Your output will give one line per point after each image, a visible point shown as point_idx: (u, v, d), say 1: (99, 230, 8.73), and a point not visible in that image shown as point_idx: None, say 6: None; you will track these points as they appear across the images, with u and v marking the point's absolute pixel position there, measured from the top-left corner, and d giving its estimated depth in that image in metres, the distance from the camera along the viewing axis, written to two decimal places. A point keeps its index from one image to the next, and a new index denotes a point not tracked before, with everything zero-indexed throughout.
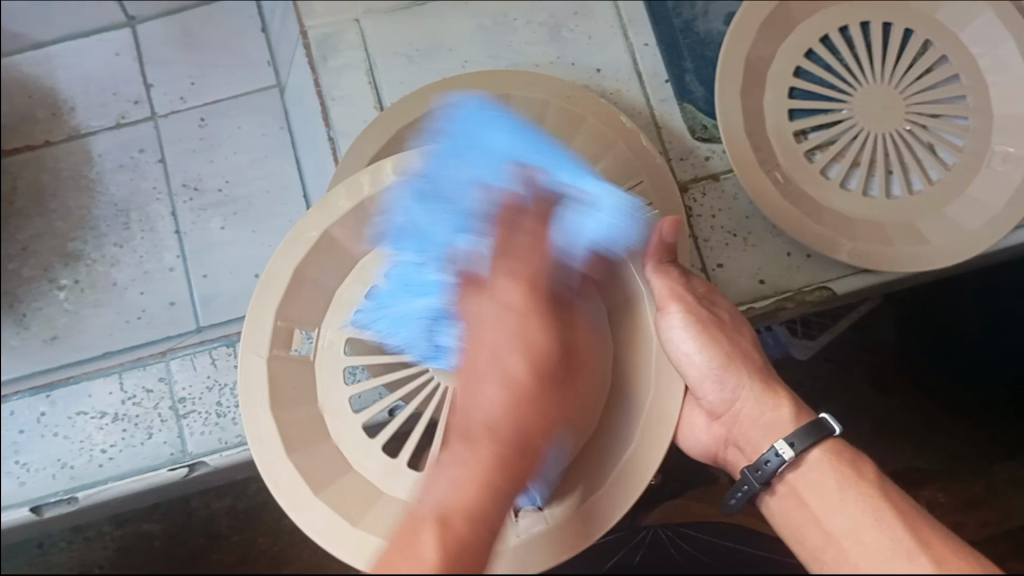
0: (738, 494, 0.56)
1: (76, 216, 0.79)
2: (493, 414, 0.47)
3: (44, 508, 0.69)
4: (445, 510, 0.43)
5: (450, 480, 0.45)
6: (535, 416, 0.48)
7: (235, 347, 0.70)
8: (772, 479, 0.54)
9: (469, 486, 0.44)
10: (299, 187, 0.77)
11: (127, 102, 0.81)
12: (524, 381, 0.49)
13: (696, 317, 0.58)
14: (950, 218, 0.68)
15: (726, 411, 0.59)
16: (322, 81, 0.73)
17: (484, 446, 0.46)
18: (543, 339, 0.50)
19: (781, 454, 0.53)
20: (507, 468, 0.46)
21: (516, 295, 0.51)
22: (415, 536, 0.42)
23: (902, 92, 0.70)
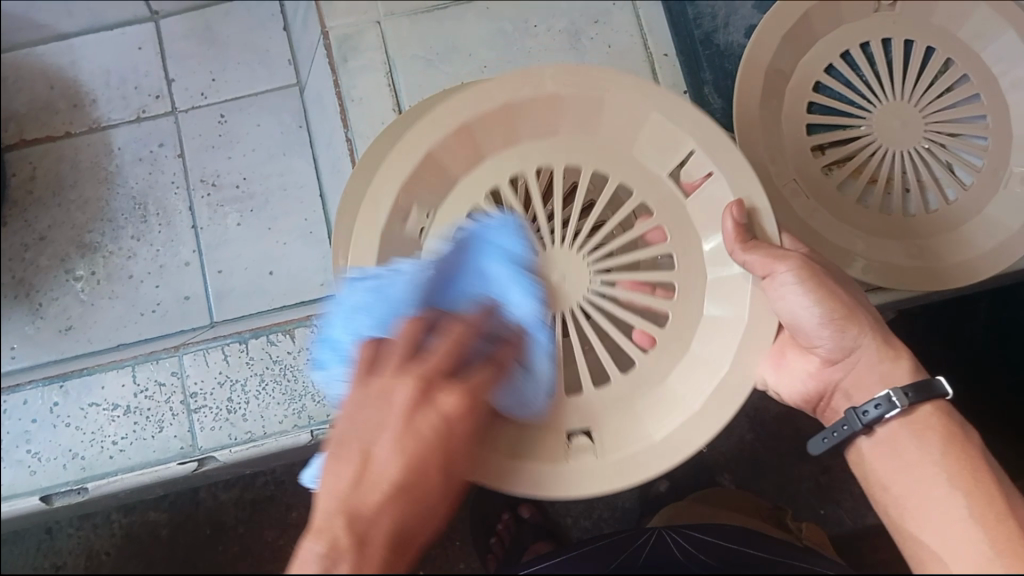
0: (832, 436, 0.52)
1: (95, 208, 0.80)
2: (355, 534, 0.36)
3: (54, 498, 0.70)
4: None
5: None
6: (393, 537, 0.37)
7: (247, 344, 0.69)
8: (875, 424, 0.51)
9: None
10: (316, 186, 0.78)
11: (148, 96, 0.82)
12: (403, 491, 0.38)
13: (808, 269, 0.52)
14: (965, 240, 0.69)
15: (842, 356, 0.54)
16: (341, 81, 0.73)
17: (364, 557, 0.36)
18: (450, 446, 0.40)
19: (896, 400, 0.49)
20: None
21: (451, 409, 0.41)
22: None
23: (921, 110, 0.70)
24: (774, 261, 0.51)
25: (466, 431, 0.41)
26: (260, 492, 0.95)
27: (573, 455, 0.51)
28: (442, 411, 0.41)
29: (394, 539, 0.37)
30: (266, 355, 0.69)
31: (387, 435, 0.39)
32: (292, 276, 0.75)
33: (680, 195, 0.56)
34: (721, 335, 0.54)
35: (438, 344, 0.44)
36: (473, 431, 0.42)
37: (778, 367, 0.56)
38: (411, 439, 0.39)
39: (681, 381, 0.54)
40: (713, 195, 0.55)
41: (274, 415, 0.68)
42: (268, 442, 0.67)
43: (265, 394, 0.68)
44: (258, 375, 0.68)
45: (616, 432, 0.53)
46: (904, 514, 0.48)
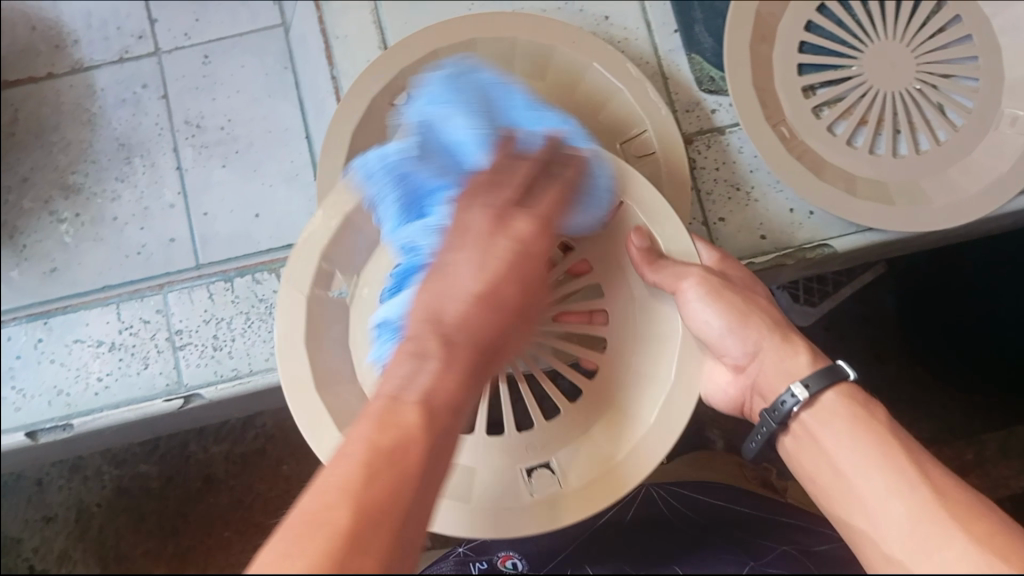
0: (758, 437, 0.57)
1: (77, 149, 0.79)
2: (449, 339, 0.41)
3: (39, 434, 0.70)
4: (426, 399, 0.38)
5: (418, 382, 0.39)
6: (490, 336, 0.42)
7: (232, 283, 0.72)
8: (789, 420, 0.54)
9: (442, 388, 0.39)
10: (301, 128, 0.76)
11: (131, 37, 0.80)
12: (491, 303, 0.42)
13: (709, 285, 0.55)
14: (954, 180, 0.68)
15: (752, 351, 0.57)
16: (326, 19, 0.74)
17: (460, 356, 0.41)
18: (527, 270, 0.45)
19: (796, 395, 0.53)
20: (469, 375, 0.41)
21: (520, 241, 0.45)
22: (388, 424, 0.37)
23: (912, 51, 0.70)
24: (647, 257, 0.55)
25: (541, 253, 0.46)
26: (250, 447, 0.96)
27: (537, 490, 0.55)
28: (516, 235, 0.45)
29: (483, 346, 0.42)
30: (251, 293, 0.71)
31: (469, 255, 0.44)
32: (278, 216, 0.75)
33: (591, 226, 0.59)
34: (653, 347, 0.57)
35: (508, 163, 0.49)
36: (547, 255, 0.47)
37: (707, 376, 0.61)
38: (490, 304, 0.42)
39: (634, 404, 0.56)
40: (625, 222, 0.58)
41: (260, 352, 0.69)
42: (254, 379, 0.69)
43: (251, 331, 0.70)
44: (244, 313, 0.70)
45: (575, 454, 0.56)
46: (835, 501, 0.51)
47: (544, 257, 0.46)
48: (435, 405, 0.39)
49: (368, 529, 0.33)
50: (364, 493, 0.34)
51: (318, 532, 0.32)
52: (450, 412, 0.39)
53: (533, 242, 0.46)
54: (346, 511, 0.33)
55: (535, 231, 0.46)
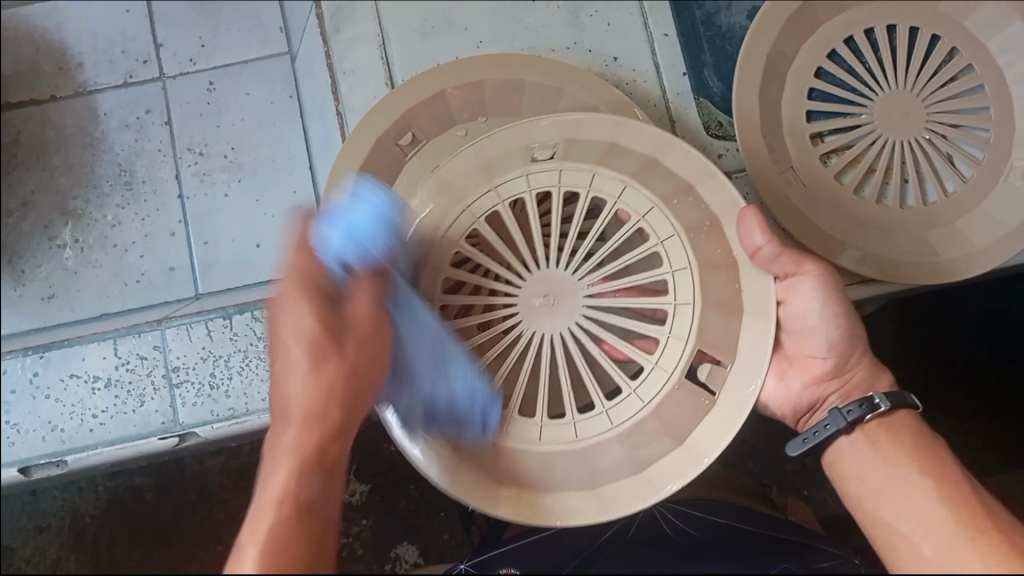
0: (818, 431, 0.53)
1: (79, 173, 0.78)
2: (297, 421, 0.44)
3: (33, 469, 0.71)
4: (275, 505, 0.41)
5: (273, 475, 0.43)
6: (337, 386, 0.45)
7: (232, 320, 0.70)
8: (857, 425, 0.52)
9: (286, 478, 0.42)
10: (305, 159, 0.76)
11: (135, 61, 0.79)
12: (319, 351, 0.45)
13: (826, 284, 0.54)
14: (961, 233, 0.67)
15: (838, 373, 0.56)
16: (333, 54, 0.73)
17: (300, 436, 0.44)
18: (356, 318, 0.47)
19: (875, 402, 0.52)
20: (321, 437, 0.44)
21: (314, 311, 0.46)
22: (248, 545, 0.39)
23: (923, 101, 0.69)
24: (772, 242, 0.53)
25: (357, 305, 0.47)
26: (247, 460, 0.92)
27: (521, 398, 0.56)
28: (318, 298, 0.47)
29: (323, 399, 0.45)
30: (250, 330, 0.70)
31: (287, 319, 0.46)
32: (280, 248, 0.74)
33: (705, 402, 0.53)
34: (710, 238, 0.54)
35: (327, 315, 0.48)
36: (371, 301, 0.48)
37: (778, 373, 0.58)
38: (329, 357, 0.45)
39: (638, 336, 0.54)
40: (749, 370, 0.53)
41: (257, 393, 0.69)
42: (250, 420, 0.69)
43: (248, 370, 0.69)
44: (242, 351, 0.70)
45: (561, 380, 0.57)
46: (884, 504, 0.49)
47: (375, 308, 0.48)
48: (299, 497, 0.41)
49: None
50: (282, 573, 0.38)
51: None
52: (317, 490, 0.43)
53: (320, 305, 0.47)
54: None
55: (360, 295, 0.48)
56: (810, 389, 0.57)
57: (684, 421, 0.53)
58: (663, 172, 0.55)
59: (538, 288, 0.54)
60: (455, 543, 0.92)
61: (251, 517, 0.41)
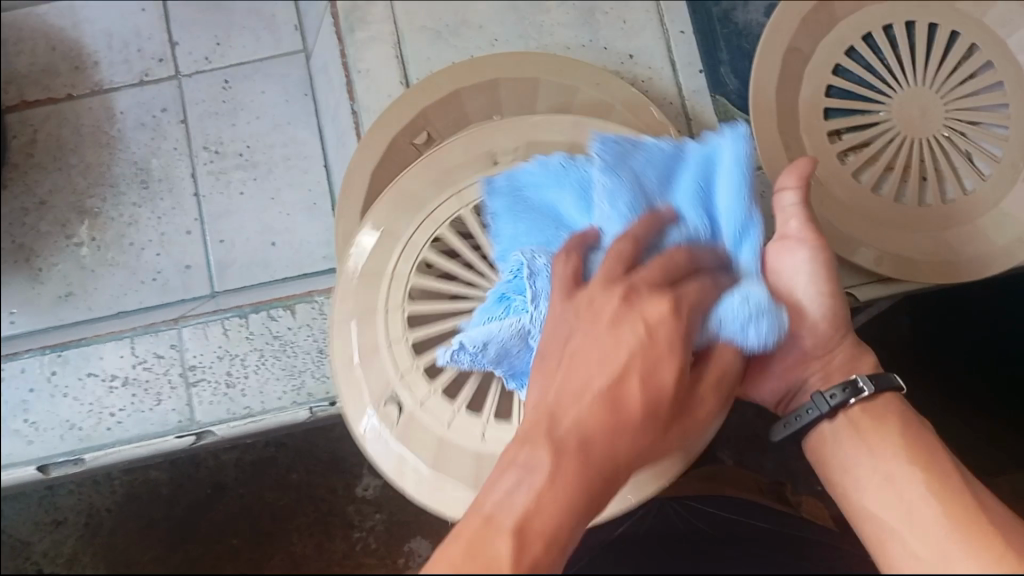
0: (797, 418, 0.51)
1: (95, 173, 0.78)
2: (559, 447, 0.36)
3: (51, 467, 0.71)
4: (528, 516, 0.33)
5: (527, 480, 0.35)
6: (623, 449, 0.37)
7: (247, 319, 0.71)
8: (840, 410, 0.49)
9: (554, 493, 0.34)
10: (320, 158, 0.76)
11: (151, 60, 0.80)
12: (620, 416, 0.37)
13: (821, 258, 0.48)
14: (981, 232, 0.67)
15: (824, 352, 0.51)
16: (348, 53, 0.73)
17: (564, 463, 0.35)
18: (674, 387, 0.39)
19: (860, 385, 0.49)
20: (591, 487, 0.35)
21: (664, 393, 0.38)
22: (493, 523, 0.33)
23: (942, 97, 0.68)
24: (799, 220, 0.48)
25: (667, 348, 0.39)
26: (261, 454, 0.89)
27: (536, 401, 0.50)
28: (640, 323, 0.39)
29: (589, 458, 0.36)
30: (266, 330, 0.70)
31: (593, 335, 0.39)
32: (295, 247, 0.74)
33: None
34: None
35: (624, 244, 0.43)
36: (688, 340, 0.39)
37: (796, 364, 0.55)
38: (618, 411, 0.37)
39: None
40: None
41: (273, 391, 0.69)
42: (266, 418, 0.69)
43: (264, 368, 0.70)
44: (258, 350, 0.70)
45: None
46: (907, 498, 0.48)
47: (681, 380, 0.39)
48: (564, 525, 0.34)
49: None
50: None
51: None
52: (571, 545, 0.34)
53: (639, 376, 0.38)
54: None
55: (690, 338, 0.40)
56: (788, 371, 0.52)
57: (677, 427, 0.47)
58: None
59: None
60: None
61: (490, 501, 0.35)
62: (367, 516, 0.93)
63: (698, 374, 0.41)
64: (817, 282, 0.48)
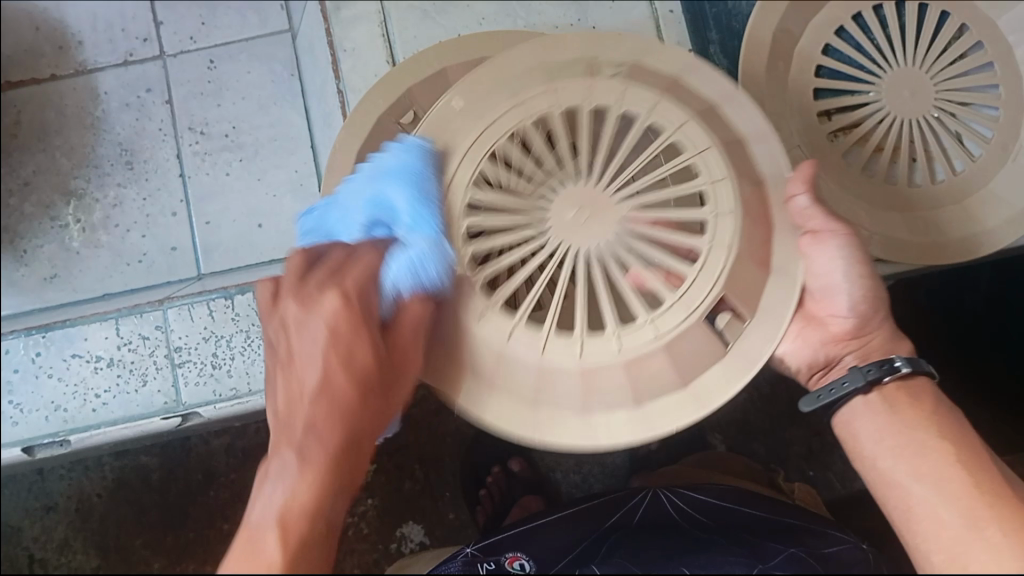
0: (832, 391, 0.51)
1: (80, 154, 0.78)
2: (303, 454, 0.39)
3: (36, 448, 0.72)
4: (283, 516, 0.38)
5: (280, 490, 0.39)
6: (351, 428, 0.41)
7: (233, 300, 0.71)
8: (876, 385, 0.50)
9: (303, 488, 0.39)
10: (307, 139, 0.75)
11: (136, 40, 0.79)
12: (340, 396, 0.41)
13: (856, 249, 0.51)
14: (968, 212, 0.67)
15: (856, 334, 0.53)
16: (334, 31, 0.72)
17: (307, 464, 0.39)
18: (369, 358, 0.42)
19: (901, 365, 0.50)
20: (333, 471, 0.40)
21: (357, 362, 0.41)
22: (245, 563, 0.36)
23: (932, 77, 0.67)
24: (824, 218, 0.49)
25: (364, 326, 0.42)
26: (252, 441, 0.92)
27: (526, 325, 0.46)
28: (323, 312, 0.41)
29: (331, 439, 0.40)
30: (251, 311, 0.70)
31: (304, 338, 0.42)
32: (282, 228, 0.74)
33: (719, 351, 0.46)
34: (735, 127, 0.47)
35: (300, 259, 0.45)
36: (369, 321, 0.42)
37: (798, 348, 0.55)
38: (332, 393, 0.41)
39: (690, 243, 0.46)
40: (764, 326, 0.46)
41: (259, 372, 0.69)
42: (253, 400, 0.69)
43: (250, 350, 0.69)
44: (244, 332, 0.70)
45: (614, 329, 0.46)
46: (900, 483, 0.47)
47: (375, 351, 0.42)
48: (297, 513, 0.38)
49: None
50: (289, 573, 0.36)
51: None
52: (329, 521, 0.39)
53: (341, 349, 0.41)
54: None
55: (355, 313, 0.42)
56: (828, 347, 0.54)
57: (696, 361, 0.46)
58: (727, 122, 0.48)
59: (555, 202, 0.45)
60: (459, 524, 0.89)
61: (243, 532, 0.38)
62: (359, 501, 0.89)
63: (389, 334, 0.44)
64: (854, 268, 0.51)
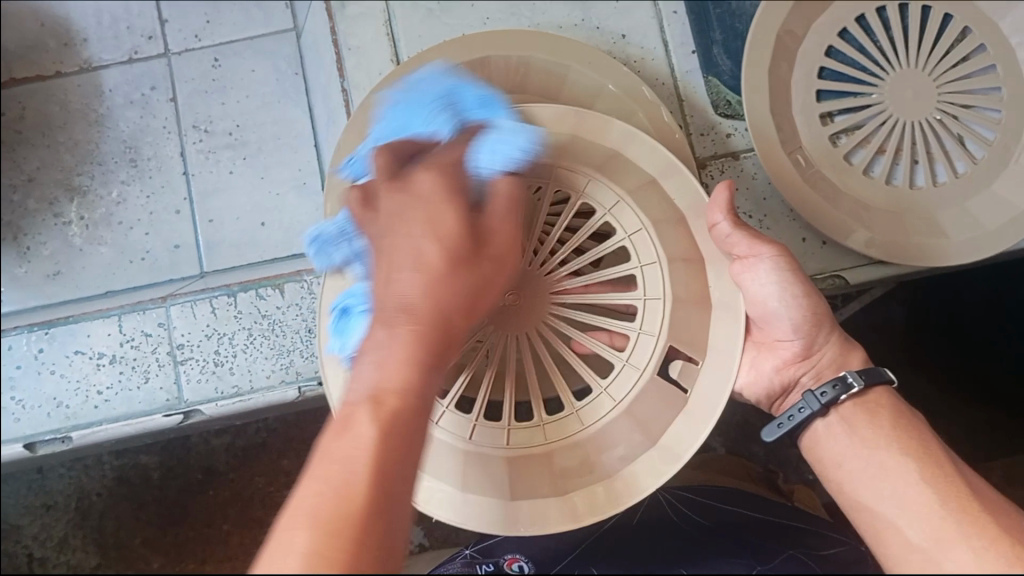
0: (787, 419, 0.53)
1: (84, 150, 0.78)
2: (403, 315, 0.40)
3: (37, 445, 0.71)
4: (379, 390, 0.37)
5: (377, 362, 0.38)
6: (447, 297, 0.41)
7: (236, 298, 0.70)
8: (830, 407, 0.52)
9: (394, 360, 0.38)
10: (311, 136, 0.75)
11: (140, 37, 0.79)
12: (443, 262, 0.41)
13: (788, 264, 0.53)
14: (969, 214, 0.67)
15: (805, 356, 0.56)
16: (338, 30, 0.72)
17: (398, 330, 0.39)
18: (459, 226, 0.43)
19: (851, 382, 0.52)
20: (430, 340, 0.39)
21: (446, 234, 0.42)
22: (342, 432, 0.36)
23: (935, 79, 0.67)
24: (747, 241, 0.53)
25: (452, 200, 0.44)
26: (253, 440, 0.92)
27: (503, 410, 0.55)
28: (415, 189, 0.44)
29: (423, 307, 0.40)
30: (255, 309, 0.70)
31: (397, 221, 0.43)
32: (285, 227, 0.74)
33: (681, 399, 0.54)
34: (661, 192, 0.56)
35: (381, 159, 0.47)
36: (464, 198, 0.45)
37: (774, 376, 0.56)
38: (432, 268, 0.41)
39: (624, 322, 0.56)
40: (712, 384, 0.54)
41: (262, 369, 0.69)
42: (255, 397, 0.69)
43: (253, 347, 0.69)
44: (246, 329, 0.69)
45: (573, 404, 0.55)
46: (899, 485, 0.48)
47: (461, 227, 0.43)
48: (400, 379, 0.38)
49: (385, 501, 0.34)
50: (371, 456, 0.34)
51: (327, 524, 0.32)
52: (423, 397, 0.38)
53: (446, 221, 0.43)
54: (363, 483, 0.34)
55: (449, 184, 0.45)
56: (781, 373, 0.57)
57: (655, 419, 0.54)
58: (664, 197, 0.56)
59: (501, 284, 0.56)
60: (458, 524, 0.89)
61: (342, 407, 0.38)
62: None
63: (484, 211, 0.45)
64: (788, 291, 0.53)
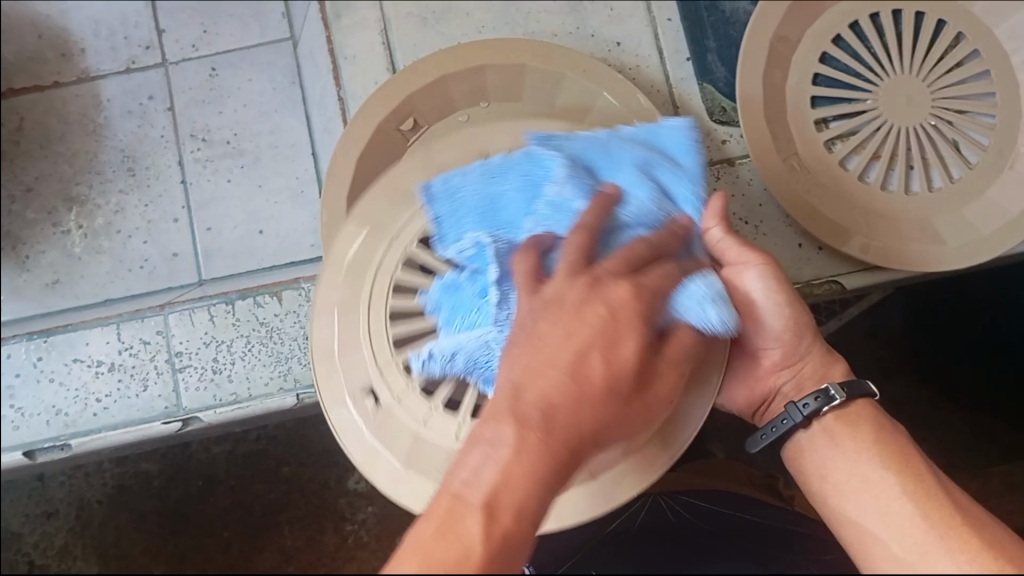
0: (771, 431, 0.54)
1: (82, 159, 0.78)
2: (544, 420, 0.37)
3: (36, 453, 0.71)
4: (492, 499, 0.35)
5: (496, 461, 0.36)
6: (593, 423, 0.38)
7: (234, 306, 0.71)
8: (814, 418, 0.52)
9: (519, 477, 0.36)
10: (309, 145, 0.76)
11: (138, 48, 0.80)
12: (600, 389, 0.39)
13: (775, 274, 0.52)
14: (966, 220, 0.67)
15: (789, 363, 0.55)
16: (335, 39, 0.73)
17: (529, 438, 0.37)
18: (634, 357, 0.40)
19: (834, 393, 0.51)
20: (559, 469, 0.37)
21: (622, 367, 0.40)
22: (447, 530, 0.34)
23: (928, 85, 0.68)
24: (735, 249, 0.51)
25: (628, 321, 0.41)
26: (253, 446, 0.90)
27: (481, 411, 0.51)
28: (609, 299, 0.41)
29: (555, 420, 0.37)
30: (252, 317, 0.70)
31: (558, 317, 0.40)
32: (283, 235, 0.74)
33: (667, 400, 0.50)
34: None
35: (577, 236, 0.45)
36: (648, 323, 0.42)
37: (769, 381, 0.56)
38: (582, 391, 0.38)
39: None
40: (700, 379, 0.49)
41: (259, 377, 0.69)
42: (253, 405, 0.69)
43: (250, 354, 0.70)
44: (244, 337, 0.70)
45: None
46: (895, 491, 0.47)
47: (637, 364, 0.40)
48: (518, 497, 0.35)
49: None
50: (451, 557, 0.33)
51: None
52: (537, 515, 0.36)
53: (613, 337, 0.40)
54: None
55: (640, 306, 0.42)
56: (767, 380, 0.57)
57: None
58: None
59: None
60: None
61: (450, 489, 0.36)
62: (359, 509, 0.93)
63: (664, 351, 0.43)
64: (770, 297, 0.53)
